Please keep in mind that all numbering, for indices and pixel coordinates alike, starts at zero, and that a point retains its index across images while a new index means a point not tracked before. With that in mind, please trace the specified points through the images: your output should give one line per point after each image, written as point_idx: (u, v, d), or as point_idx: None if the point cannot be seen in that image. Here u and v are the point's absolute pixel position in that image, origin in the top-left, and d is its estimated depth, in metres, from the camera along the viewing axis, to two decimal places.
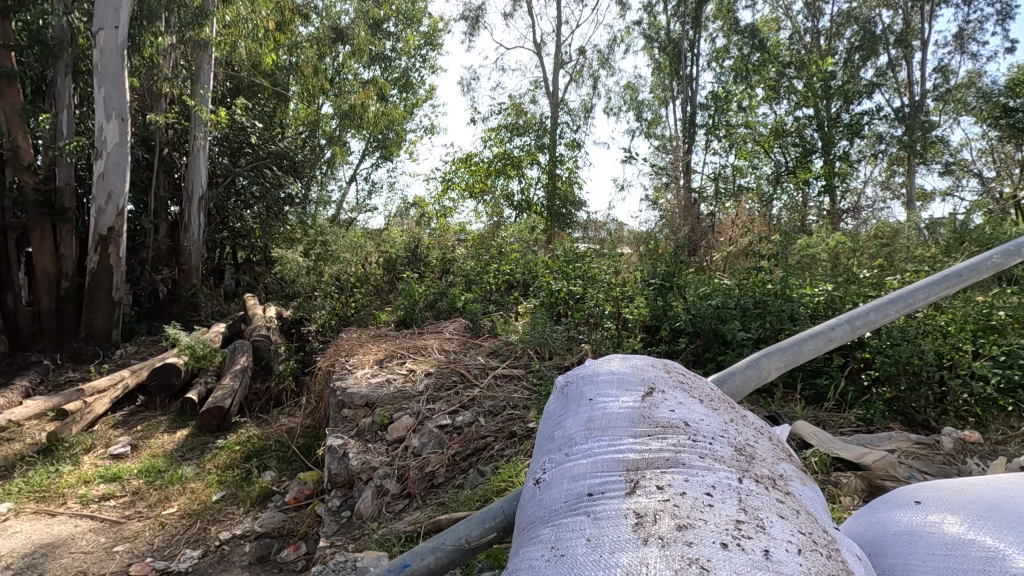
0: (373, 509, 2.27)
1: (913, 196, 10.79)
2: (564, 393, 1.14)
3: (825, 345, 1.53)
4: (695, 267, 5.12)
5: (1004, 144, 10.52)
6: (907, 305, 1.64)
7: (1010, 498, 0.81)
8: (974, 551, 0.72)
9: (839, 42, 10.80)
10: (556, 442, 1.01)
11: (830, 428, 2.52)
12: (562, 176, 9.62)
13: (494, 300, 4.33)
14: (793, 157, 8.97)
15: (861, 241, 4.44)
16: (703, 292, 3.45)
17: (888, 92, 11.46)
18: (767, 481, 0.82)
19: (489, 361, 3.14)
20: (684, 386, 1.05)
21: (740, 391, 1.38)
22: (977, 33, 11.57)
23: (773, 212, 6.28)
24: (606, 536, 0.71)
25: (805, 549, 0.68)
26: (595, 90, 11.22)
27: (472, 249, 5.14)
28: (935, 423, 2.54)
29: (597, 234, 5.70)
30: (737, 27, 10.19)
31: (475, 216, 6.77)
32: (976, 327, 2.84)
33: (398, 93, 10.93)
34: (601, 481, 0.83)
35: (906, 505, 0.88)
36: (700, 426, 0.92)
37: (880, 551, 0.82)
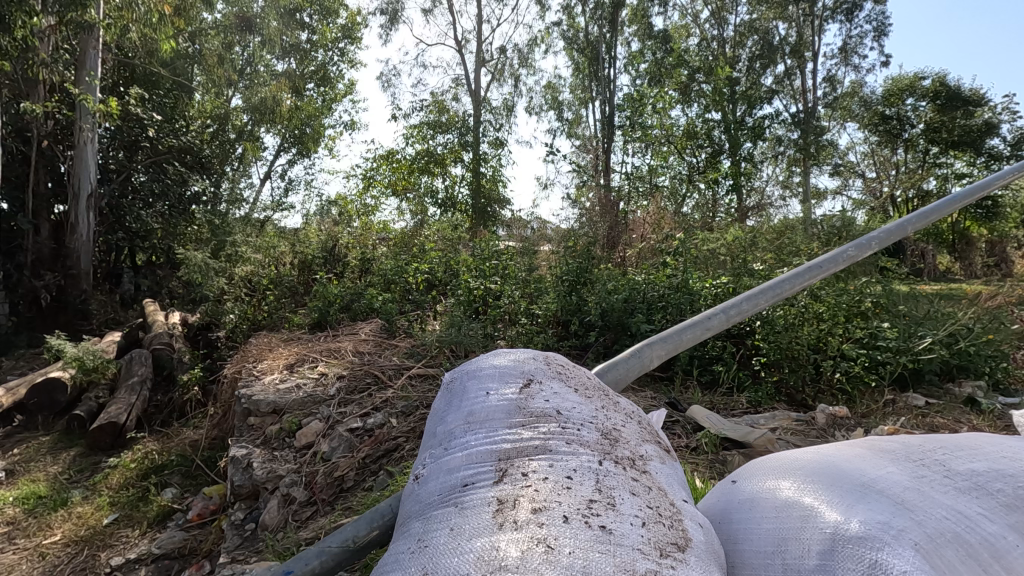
0: (279, 519, 2.18)
1: (808, 194, 11.76)
2: (450, 389, 1.16)
3: (702, 333, 1.64)
4: (612, 263, 5.31)
5: (881, 149, 11.75)
6: (777, 294, 1.79)
7: (831, 463, 0.91)
8: (796, 512, 0.81)
9: (742, 51, 11.56)
10: (437, 438, 1.03)
11: (723, 411, 2.72)
12: (486, 174, 9.68)
13: (412, 300, 4.27)
14: (702, 157, 9.54)
15: (758, 236, 4.79)
16: (612, 287, 3.58)
17: (786, 98, 12.39)
18: (626, 462, 0.88)
19: (404, 361, 3.11)
20: (562, 377, 1.10)
21: (622, 379, 1.47)
22: (858, 47, 12.79)
23: (684, 210, 6.64)
24: (467, 525, 0.73)
25: (648, 522, 0.74)
26: (517, 89, 11.35)
27: (392, 248, 5.04)
28: (812, 401, 2.80)
29: (518, 232, 5.78)
30: (651, 32, 10.60)
31: (398, 214, 6.67)
32: (847, 313, 3.16)
33: (314, 87, 10.52)
34: (473, 472, 0.86)
35: (753, 476, 0.98)
36: (572, 413, 0.97)
37: (727, 518, 0.90)
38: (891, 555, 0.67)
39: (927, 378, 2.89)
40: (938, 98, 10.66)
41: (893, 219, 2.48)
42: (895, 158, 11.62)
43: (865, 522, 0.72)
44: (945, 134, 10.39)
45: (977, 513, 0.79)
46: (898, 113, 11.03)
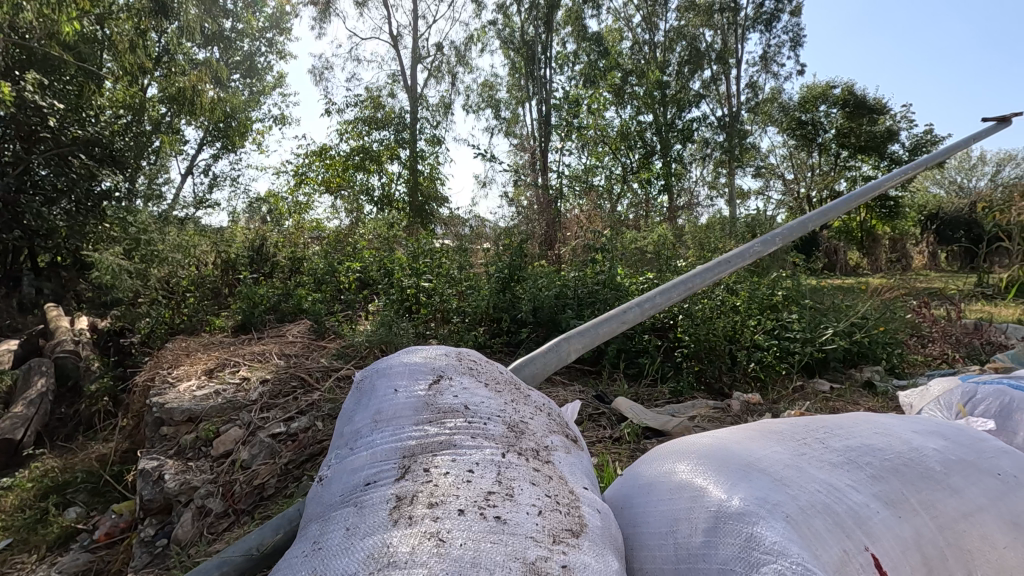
0: (193, 534, 2.06)
1: (733, 195, 12.41)
2: (360, 387, 1.14)
3: (618, 326, 1.70)
4: (547, 260, 5.41)
5: (797, 153, 12.58)
6: (689, 287, 1.87)
7: (724, 446, 0.97)
8: (687, 492, 0.85)
9: (672, 56, 12.01)
10: (344, 438, 1.01)
11: (647, 402, 2.81)
12: (423, 171, 9.58)
13: (343, 300, 4.15)
14: (635, 159, 9.90)
15: (684, 235, 5.01)
16: (543, 283, 3.63)
17: (712, 102, 12.99)
18: (529, 453, 0.89)
19: (333, 363, 3.01)
20: (473, 372, 1.10)
21: (538, 373, 1.51)
22: (776, 56, 13.61)
23: (617, 208, 6.86)
24: (363, 524, 0.72)
25: (545, 510, 0.75)
26: (453, 86, 11.30)
27: (323, 247, 4.88)
28: (728, 390, 2.94)
29: (455, 230, 5.76)
30: (585, 34, 10.83)
31: (333, 212, 6.50)
32: (761, 306, 3.35)
33: (239, 78, 10.05)
34: (376, 471, 0.85)
35: (654, 461, 1.02)
36: (479, 408, 0.98)
37: (625, 503, 0.94)
38: (765, 527, 0.72)
39: (831, 365, 3.12)
40: (847, 105, 11.52)
41: (793, 217, 2.64)
42: (810, 160, 12.44)
43: (745, 499, 0.77)
44: (853, 139, 11.31)
45: (846, 485, 0.87)
46: (812, 118, 11.83)
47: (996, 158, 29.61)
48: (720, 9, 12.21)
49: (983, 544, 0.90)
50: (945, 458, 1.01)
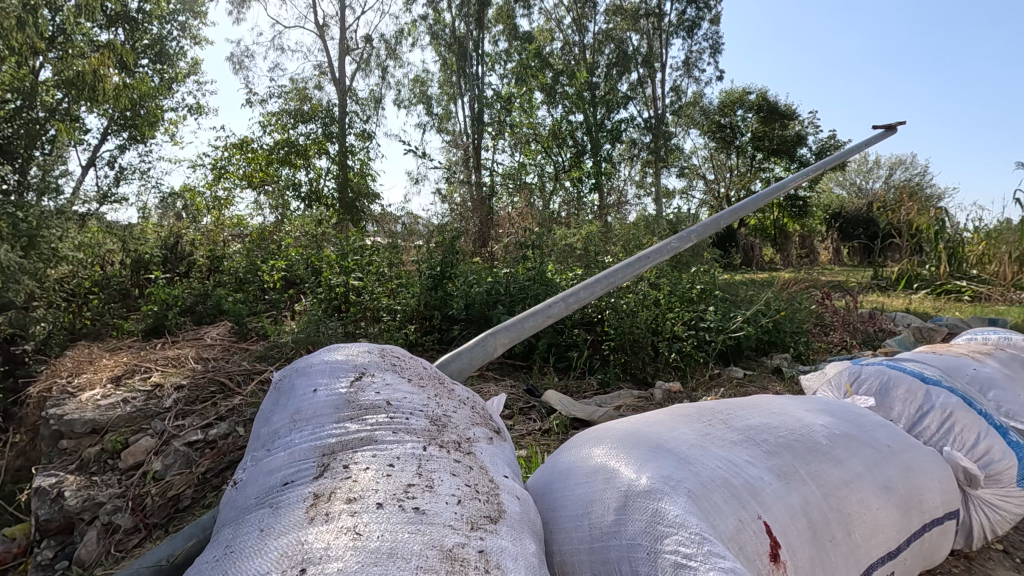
0: (98, 553, 1.92)
1: (659, 194, 12.96)
2: (278, 388, 1.11)
3: (543, 320, 1.74)
4: (480, 257, 5.44)
5: (717, 154, 13.31)
6: (610, 282, 1.94)
7: (637, 430, 1.02)
8: (601, 474, 0.90)
9: (601, 57, 12.34)
10: (261, 439, 0.98)
11: (576, 394, 2.91)
12: (353, 167, 9.34)
13: (267, 300, 3.98)
14: (567, 157, 10.15)
15: (611, 232, 5.19)
16: (474, 280, 3.66)
17: (639, 104, 13.46)
18: (451, 445, 0.91)
19: (255, 365, 2.89)
20: (396, 368, 1.09)
21: (464, 369, 1.54)
22: (697, 61, 14.32)
23: (549, 206, 6.99)
24: (278, 524, 0.71)
25: (464, 499, 0.77)
26: (383, 81, 11.09)
27: (246, 245, 4.65)
28: (652, 379, 3.09)
29: (387, 227, 5.66)
30: (517, 33, 10.94)
31: (256, 208, 6.20)
32: (681, 299, 3.53)
33: (149, 62, 9.33)
34: (293, 470, 0.84)
35: (573, 447, 1.06)
36: (402, 403, 0.98)
37: (545, 489, 0.97)
38: (669, 503, 0.78)
39: (745, 353, 3.35)
40: (761, 110, 12.32)
41: (714, 212, 2.75)
42: (729, 162, 13.20)
43: (652, 477, 0.83)
44: (767, 143, 12.15)
45: (743, 460, 0.94)
46: (730, 122, 12.57)
47: (888, 161, 32.74)
48: (645, 14, 12.67)
49: (861, 507, 1.00)
50: (831, 433, 1.12)
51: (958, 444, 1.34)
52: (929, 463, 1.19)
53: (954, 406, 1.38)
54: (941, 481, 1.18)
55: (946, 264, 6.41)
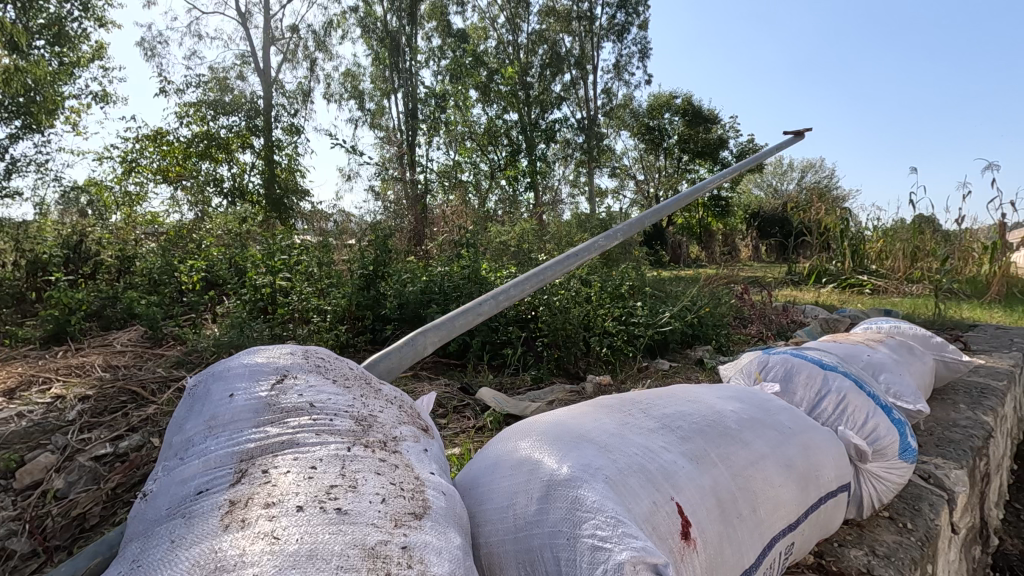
0: None
1: (592, 193, 13.30)
2: (193, 394, 1.05)
3: (474, 318, 1.76)
4: (414, 256, 5.39)
5: (646, 156, 13.83)
6: (541, 280, 1.98)
7: (562, 422, 1.06)
8: (526, 466, 0.93)
9: (535, 57, 12.50)
10: (173, 448, 0.94)
11: (510, 390, 2.94)
12: (281, 163, 8.97)
13: (185, 303, 3.75)
14: (502, 156, 10.23)
15: (546, 230, 5.29)
16: (408, 279, 3.62)
17: (572, 105, 13.76)
18: (376, 445, 0.90)
19: (172, 372, 2.72)
20: (320, 370, 1.07)
21: (394, 368, 1.53)
22: (627, 65, 14.80)
23: (485, 204, 7.02)
24: (190, 534, 0.69)
25: (388, 497, 0.77)
26: (312, 73, 10.72)
27: (161, 243, 4.36)
28: (583, 373, 3.17)
29: (318, 225, 5.48)
30: (451, 30, 10.89)
31: (173, 205, 5.82)
32: (612, 295, 3.65)
33: (46, 45, 8.52)
34: (208, 478, 0.81)
35: (500, 442, 1.08)
36: (325, 404, 0.96)
37: (473, 483, 0.99)
38: (587, 490, 0.82)
39: (670, 346, 3.52)
40: (686, 114, 12.91)
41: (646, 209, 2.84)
42: (658, 163, 13.76)
43: (573, 467, 0.87)
44: (692, 145, 12.80)
45: (659, 446, 1.00)
46: (658, 125, 13.10)
47: (799, 165, 35.33)
48: (577, 17, 12.94)
49: (765, 485, 1.09)
50: (740, 417, 1.20)
51: (851, 423, 1.47)
52: (826, 441, 1.30)
53: (847, 389, 1.51)
54: (835, 457, 1.30)
55: (850, 260, 6.99)
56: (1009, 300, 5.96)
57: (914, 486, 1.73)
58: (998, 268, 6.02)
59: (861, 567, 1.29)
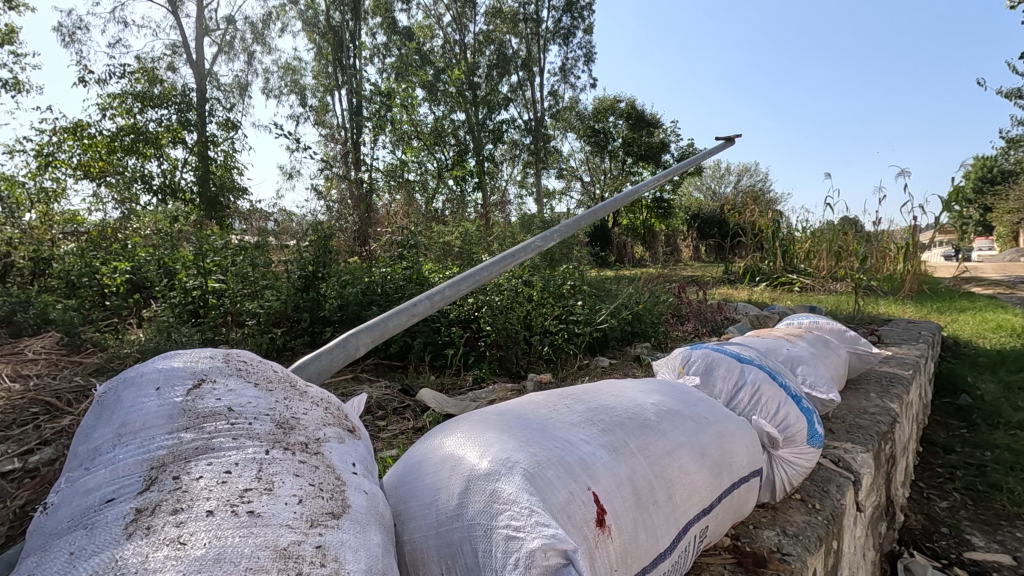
0: None
1: (540, 194, 13.48)
2: (102, 401, 1.00)
3: (408, 319, 1.76)
4: (358, 257, 5.31)
5: (592, 158, 14.14)
6: (477, 279, 1.99)
7: (488, 418, 1.08)
8: (448, 463, 0.95)
9: (481, 58, 12.56)
10: (79, 457, 0.89)
11: (452, 391, 2.95)
12: (216, 159, 8.60)
13: (108, 307, 3.55)
14: (449, 156, 10.20)
15: (492, 230, 5.32)
16: (348, 280, 3.55)
17: (520, 106, 13.87)
18: (297, 447, 0.90)
19: (91, 381, 2.57)
20: (241, 374, 1.04)
21: (325, 371, 1.52)
22: (573, 69, 15.08)
23: (432, 205, 6.98)
24: (92, 544, 0.67)
25: (306, 498, 0.77)
26: (250, 66, 10.33)
27: (81, 244, 4.11)
28: (525, 371, 3.21)
29: (256, 225, 5.30)
30: (396, 28, 10.76)
31: (95, 203, 5.47)
32: (554, 295, 3.70)
33: None
34: (115, 487, 0.78)
35: (427, 441, 1.09)
36: (245, 408, 0.94)
37: (398, 481, 1.00)
38: (505, 483, 0.85)
39: (610, 343, 3.61)
40: (630, 118, 13.31)
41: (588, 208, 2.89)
42: (603, 165, 14.09)
43: (492, 461, 0.90)
44: (636, 149, 13.26)
45: (580, 439, 1.04)
46: (603, 128, 13.44)
47: (735, 170, 37.23)
48: (524, 19, 13.04)
49: (680, 473, 1.15)
50: (659, 409, 1.27)
51: (764, 412, 1.57)
52: (739, 430, 1.39)
53: (761, 381, 1.62)
54: (747, 445, 1.38)
55: (780, 259, 7.40)
56: (919, 296, 6.48)
57: (823, 470, 1.86)
58: (910, 267, 6.52)
59: (772, 546, 1.39)
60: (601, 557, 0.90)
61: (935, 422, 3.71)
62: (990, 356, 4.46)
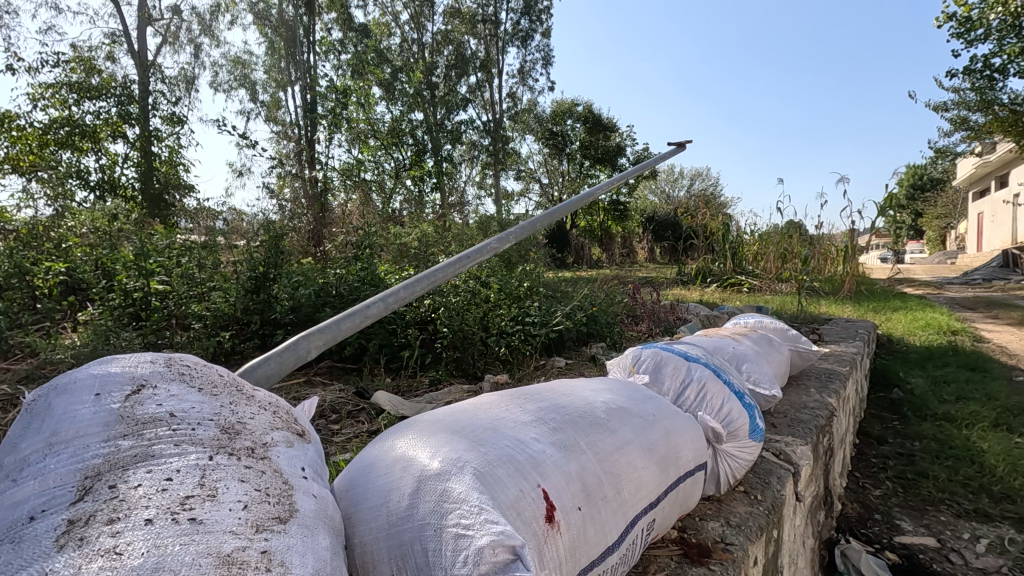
0: None
1: (498, 195, 13.53)
2: (31, 409, 0.94)
3: (361, 321, 1.74)
4: (312, 257, 5.20)
5: (550, 160, 14.28)
6: (433, 281, 1.98)
7: (442, 419, 1.09)
8: (400, 464, 0.95)
9: (439, 58, 12.51)
10: (5, 469, 0.84)
11: (407, 393, 2.93)
12: (160, 155, 8.24)
13: (40, 311, 3.36)
14: (407, 156, 10.11)
15: (450, 230, 5.30)
16: (301, 281, 3.47)
17: (479, 107, 13.88)
18: (243, 452, 0.88)
19: (20, 388, 2.43)
20: (184, 378, 1.01)
21: (274, 375, 1.49)
22: (531, 71, 15.20)
23: (391, 206, 6.93)
24: (18, 560, 0.64)
25: (251, 504, 0.76)
26: (196, 59, 9.94)
27: (9, 242, 3.86)
28: (482, 372, 3.23)
29: (203, 224, 5.09)
30: (352, 24, 10.57)
31: (26, 199, 5.15)
32: (511, 296, 3.73)
33: None
34: (45, 499, 0.74)
35: (378, 443, 1.09)
36: (188, 413, 0.91)
37: (348, 485, 0.99)
38: (455, 482, 0.86)
39: (566, 344, 3.66)
40: (587, 121, 13.53)
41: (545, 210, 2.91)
42: (561, 167, 14.25)
43: (443, 461, 0.91)
44: (593, 152, 13.50)
45: (530, 438, 1.06)
46: (561, 131, 13.61)
47: (686, 174, 38.38)
48: (482, 20, 13.03)
49: (629, 468, 1.19)
50: (609, 407, 1.30)
51: (709, 409, 1.64)
52: (685, 426, 1.44)
53: (707, 379, 1.68)
54: (693, 440, 1.44)
55: (730, 261, 7.69)
56: (857, 297, 6.86)
57: (765, 462, 1.95)
58: (848, 269, 6.89)
59: (716, 537, 1.45)
60: (550, 553, 0.92)
61: (870, 415, 3.93)
62: (920, 352, 4.76)
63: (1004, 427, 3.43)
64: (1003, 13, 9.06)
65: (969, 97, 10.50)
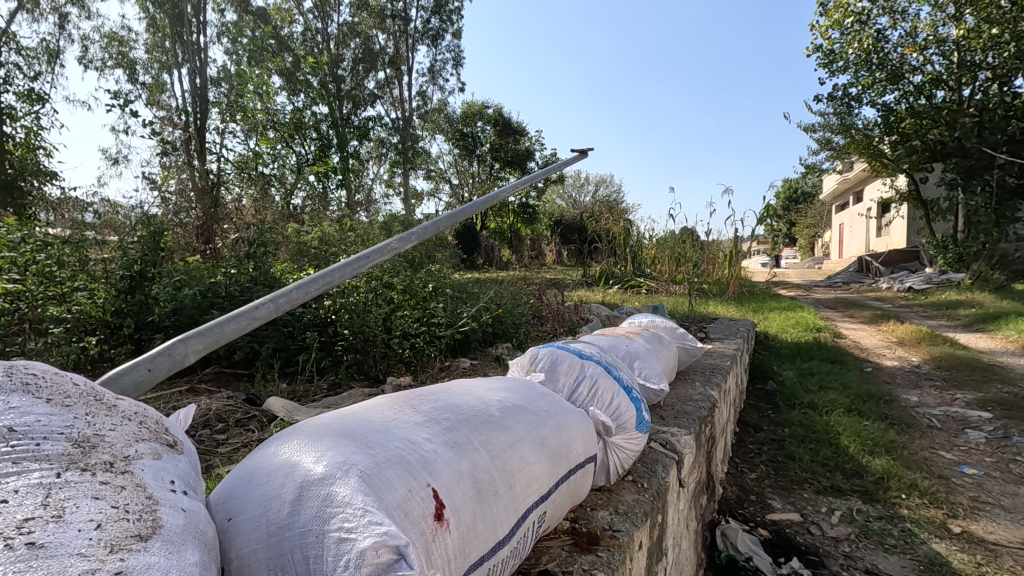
0: None
1: (407, 194, 13.30)
2: None
3: (248, 323, 1.64)
4: (201, 255, 4.82)
5: (460, 161, 14.25)
6: (329, 281, 1.90)
7: (330, 423, 1.06)
8: (282, 471, 0.91)
9: (346, 51, 12.07)
10: None
11: (304, 398, 2.81)
12: (13, 137, 7.23)
13: None
14: (310, 152, 9.65)
15: (353, 229, 5.13)
16: (184, 281, 3.19)
17: (387, 103, 13.57)
18: (101, 467, 0.81)
19: None
20: (29, 388, 0.89)
21: (144, 383, 1.37)
22: (441, 71, 15.10)
23: (291, 204, 6.58)
24: None
25: (106, 522, 0.70)
26: (61, 30, 8.84)
27: None
28: (384, 375, 3.16)
29: (68, 216, 4.53)
30: (249, 8, 9.92)
31: None
32: (417, 297, 3.68)
33: None
34: None
35: (260, 450, 1.03)
36: (31, 427, 0.81)
37: (224, 495, 0.93)
38: (340, 485, 0.85)
39: (471, 344, 3.68)
40: (497, 125, 13.70)
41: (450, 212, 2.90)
42: (471, 169, 14.29)
43: (328, 465, 0.88)
44: (503, 155, 13.70)
45: (422, 438, 1.06)
46: (472, 132, 13.65)
47: (591, 180, 39.91)
48: (392, 15, 12.75)
49: (521, 464, 1.22)
50: (504, 405, 1.33)
51: (600, 404, 1.73)
52: (576, 421, 1.51)
53: (598, 375, 1.77)
54: (583, 434, 1.51)
55: (630, 264, 8.12)
56: (740, 298, 7.50)
57: (653, 452, 2.09)
58: (733, 272, 7.53)
59: (605, 525, 1.53)
60: (439, 551, 0.92)
61: (749, 405, 4.32)
62: (790, 348, 5.31)
63: (856, 412, 3.91)
64: (858, 49, 10.35)
65: (832, 121, 11.88)
